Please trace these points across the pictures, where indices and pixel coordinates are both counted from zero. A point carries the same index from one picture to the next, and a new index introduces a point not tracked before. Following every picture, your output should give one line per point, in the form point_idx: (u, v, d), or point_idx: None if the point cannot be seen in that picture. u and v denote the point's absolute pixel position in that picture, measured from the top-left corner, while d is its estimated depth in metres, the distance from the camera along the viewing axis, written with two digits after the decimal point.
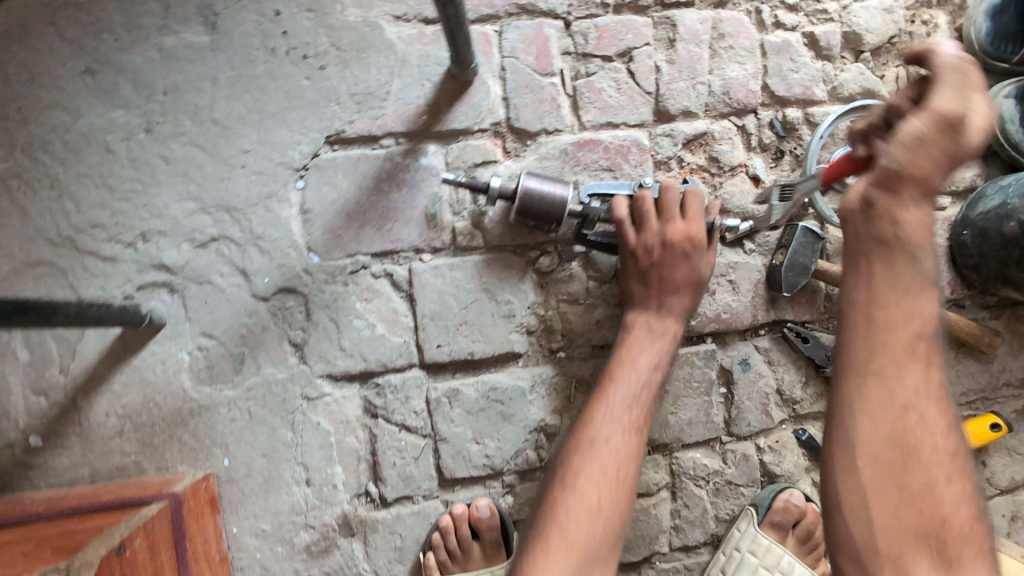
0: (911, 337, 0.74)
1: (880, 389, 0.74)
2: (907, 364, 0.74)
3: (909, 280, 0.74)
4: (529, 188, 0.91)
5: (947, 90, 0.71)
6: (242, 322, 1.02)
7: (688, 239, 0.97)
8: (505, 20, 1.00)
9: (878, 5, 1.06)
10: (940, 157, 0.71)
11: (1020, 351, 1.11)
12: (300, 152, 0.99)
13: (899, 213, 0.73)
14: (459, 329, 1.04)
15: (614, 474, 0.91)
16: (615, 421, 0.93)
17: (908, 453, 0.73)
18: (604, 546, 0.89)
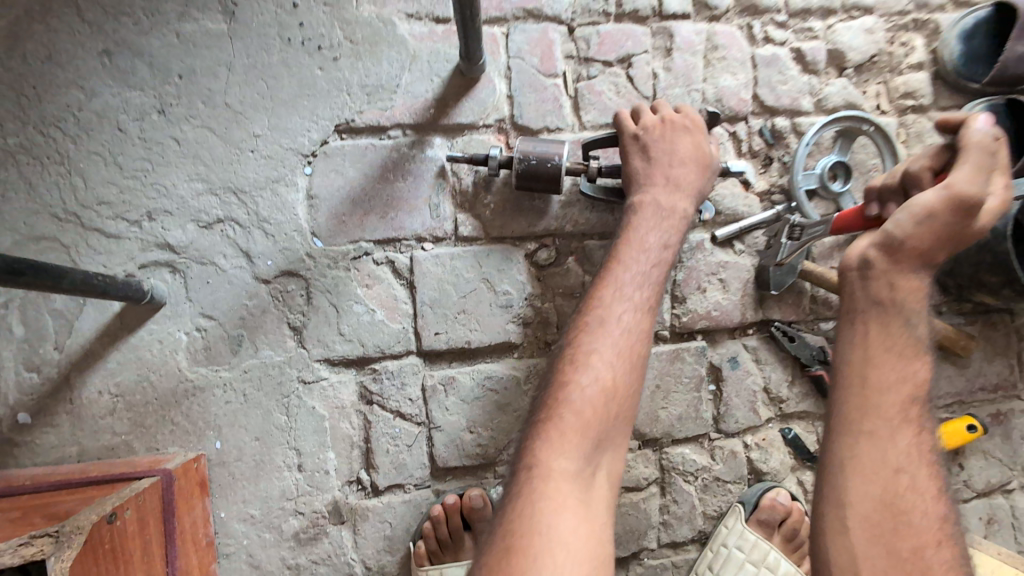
0: (903, 399, 0.76)
1: (872, 449, 0.74)
2: (899, 426, 0.75)
3: (903, 344, 0.77)
4: (526, 152, 0.96)
5: (967, 169, 0.75)
6: (242, 304, 1.03)
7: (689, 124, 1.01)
8: (513, 23, 1.06)
9: (859, 26, 1.14)
10: (944, 235, 0.76)
11: (994, 356, 1.15)
12: (310, 138, 1.02)
13: (896, 277, 0.78)
14: (457, 317, 1.06)
15: (624, 359, 0.87)
16: (622, 315, 0.89)
17: (898, 516, 0.72)
18: (616, 431, 0.85)
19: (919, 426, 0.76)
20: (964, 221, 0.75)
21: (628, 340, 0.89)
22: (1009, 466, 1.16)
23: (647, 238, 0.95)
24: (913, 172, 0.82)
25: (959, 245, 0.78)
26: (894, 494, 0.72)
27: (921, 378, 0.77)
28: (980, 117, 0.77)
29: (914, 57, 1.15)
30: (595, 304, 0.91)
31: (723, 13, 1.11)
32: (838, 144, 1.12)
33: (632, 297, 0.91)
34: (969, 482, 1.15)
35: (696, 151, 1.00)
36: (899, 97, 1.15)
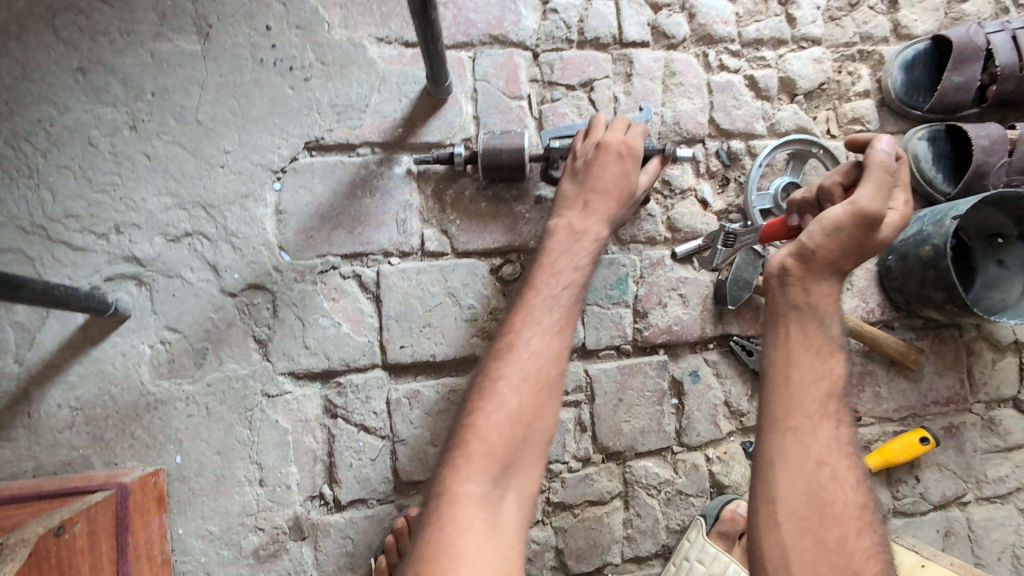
0: (823, 395, 0.80)
1: (796, 445, 0.79)
2: (819, 421, 0.79)
3: (820, 343, 0.82)
4: (487, 145, 1.00)
5: (871, 187, 0.81)
6: (207, 316, 1.03)
7: (627, 146, 0.99)
8: (479, 48, 1.10)
9: (809, 56, 1.21)
10: (850, 248, 0.81)
11: (946, 370, 1.19)
12: (279, 155, 1.04)
13: (810, 283, 0.83)
14: (422, 331, 1.07)
15: (539, 376, 0.86)
16: (538, 320, 0.90)
17: (822, 507, 0.76)
18: (529, 455, 0.83)
19: (840, 418, 0.80)
20: (869, 234, 0.80)
21: (547, 355, 0.88)
22: (962, 478, 1.19)
23: (559, 261, 0.96)
24: (826, 187, 0.87)
25: (865, 258, 0.83)
26: (817, 486, 0.77)
27: (838, 373, 0.82)
28: (883, 138, 0.84)
29: (861, 86, 1.22)
30: (512, 320, 0.91)
31: (681, 42, 1.17)
32: (791, 166, 1.18)
33: (547, 315, 0.91)
34: (925, 495, 1.18)
35: (619, 177, 0.98)
36: (848, 123, 1.21)
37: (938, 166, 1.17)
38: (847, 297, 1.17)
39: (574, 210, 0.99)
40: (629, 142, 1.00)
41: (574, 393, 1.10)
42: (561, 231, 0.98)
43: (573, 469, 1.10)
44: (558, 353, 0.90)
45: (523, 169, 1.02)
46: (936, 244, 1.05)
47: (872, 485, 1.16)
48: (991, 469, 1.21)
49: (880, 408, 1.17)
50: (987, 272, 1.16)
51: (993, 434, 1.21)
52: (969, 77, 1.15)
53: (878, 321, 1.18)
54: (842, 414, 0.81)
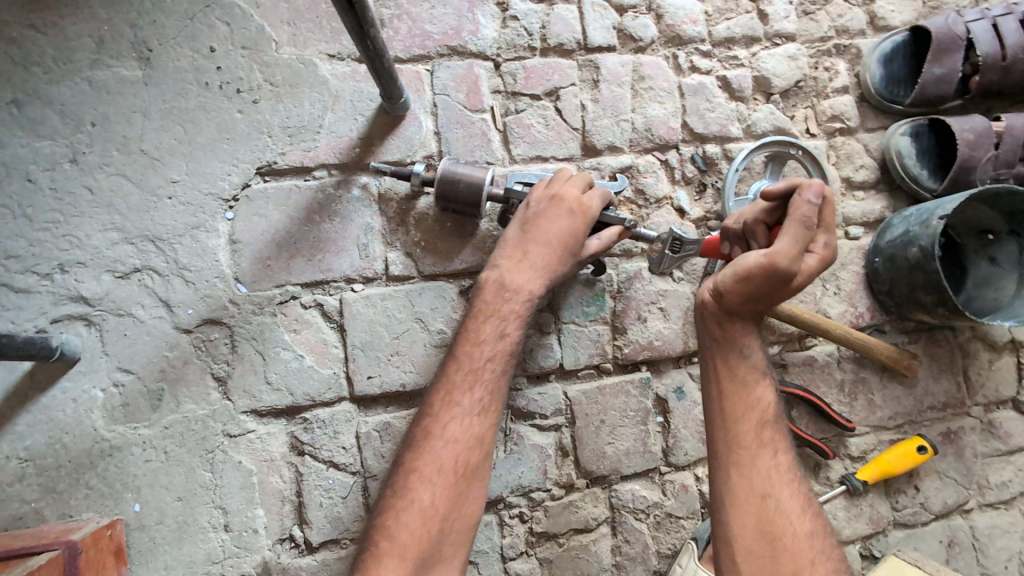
0: (758, 429, 0.89)
1: (741, 478, 0.87)
2: (757, 452, 0.88)
3: (747, 375, 0.91)
4: (446, 171, 0.96)
5: (789, 239, 0.82)
6: (163, 355, 0.98)
7: (581, 202, 0.96)
8: (436, 61, 1.05)
9: (783, 53, 1.16)
10: (762, 294, 0.86)
11: (942, 374, 1.15)
12: (230, 182, 0.99)
13: (725, 319, 0.92)
14: (390, 359, 1.02)
15: (455, 466, 0.86)
16: (456, 408, 0.88)
17: (775, 540, 0.84)
18: (448, 546, 0.84)
19: (776, 447, 0.89)
20: (777, 286, 0.84)
21: (467, 441, 0.88)
22: (964, 485, 1.15)
23: (486, 329, 0.92)
24: (750, 225, 0.89)
25: (778, 301, 0.88)
26: (766, 521, 0.85)
27: (769, 401, 0.91)
28: (814, 184, 0.82)
29: (839, 81, 1.17)
30: (430, 404, 0.89)
31: (649, 44, 1.12)
32: (769, 166, 1.13)
33: (467, 395, 0.89)
34: (926, 505, 1.13)
35: (563, 232, 0.94)
36: (827, 121, 1.17)
37: (923, 163, 1.13)
38: (835, 302, 1.13)
39: (511, 258, 0.95)
40: (587, 201, 0.96)
41: (554, 417, 1.05)
42: (489, 287, 0.94)
43: (556, 497, 1.05)
44: (480, 435, 0.89)
45: (478, 207, 0.96)
46: (924, 245, 1.01)
47: (870, 497, 1.11)
48: (993, 474, 1.16)
49: (874, 417, 1.13)
50: (979, 270, 1.13)
51: (994, 437, 1.16)
52: (949, 68, 1.11)
53: (867, 326, 1.14)
54: (778, 442, 0.90)
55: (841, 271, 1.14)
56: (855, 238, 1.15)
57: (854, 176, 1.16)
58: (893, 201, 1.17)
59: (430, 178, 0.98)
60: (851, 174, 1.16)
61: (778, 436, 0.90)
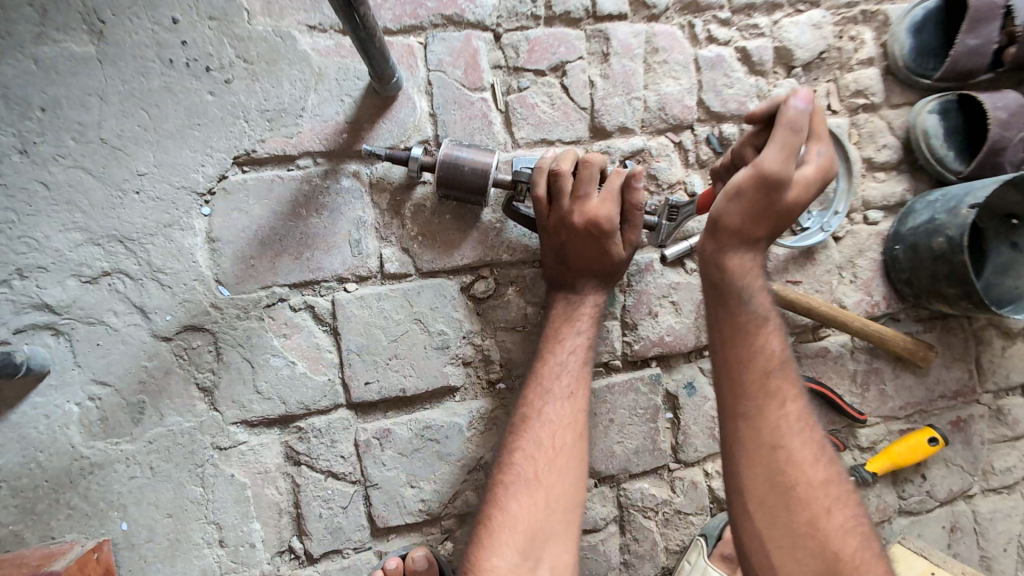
0: (768, 377, 0.87)
1: (749, 428, 0.85)
2: (764, 401, 0.86)
3: (748, 324, 0.88)
4: (448, 153, 0.86)
5: (776, 149, 0.81)
6: (141, 366, 0.90)
7: (597, 220, 0.87)
8: (430, 32, 0.94)
9: (807, 21, 1.07)
10: (761, 213, 0.85)
11: (954, 362, 1.13)
12: (204, 174, 0.89)
13: (723, 259, 0.89)
14: (389, 364, 0.96)
15: (552, 444, 0.86)
16: (548, 391, 0.89)
17: (789, 489, 0.82)
18: (558, 523, 0.83)
19: (785, 396, 0.86)
20: (773, 195, 0.83)
21: (567, 423, 0.88)
22: (970, 472, 1.15)
23: (564, 327, 0.92)
24: (739, 149, 0.89)
25: (776, 220, 0.86)
26: (776, 471, 0.83)
27: (776, 349, 0.88)
28: (802, 92, 0.81)
29: (864, 53, 1.09)
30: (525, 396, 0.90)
31: (663, 11, 1.02)
32: None
33: (555, 381, 0.89)
34: (932, 493, 1.13)
35: (596, 260, 0.91)
36: (850, 96, 1.09)
37: (950, 143, 1.06)
38: (850, 291, 1.10)
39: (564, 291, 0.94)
40: (603, 213, 0.88)
41: None
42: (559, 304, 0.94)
43: None
44: (579, 425, 0.89)
45: (485, 194, 0.86)
46: (951, 236, 0.96)
47: (878, 488, 1.10)
48: (998, 460, 1.16)
49: (885, 407, 1.11)
50: (1000, 255, 1.09)
51: (1001, 423, 1.16)
52: (985, 39, 1.02)
53: (883, 314, 1.11)
54: (788, 391, 0.87)
55: (858, 258, 1.10)
56: (873, 223, 1.11)
57: (875, 157, 1.10)
58: (914, 183, 1.11)
59: (429, 163, 0.88)
60: (873, 155, 1.10)
61: (788, 383, 0.87)
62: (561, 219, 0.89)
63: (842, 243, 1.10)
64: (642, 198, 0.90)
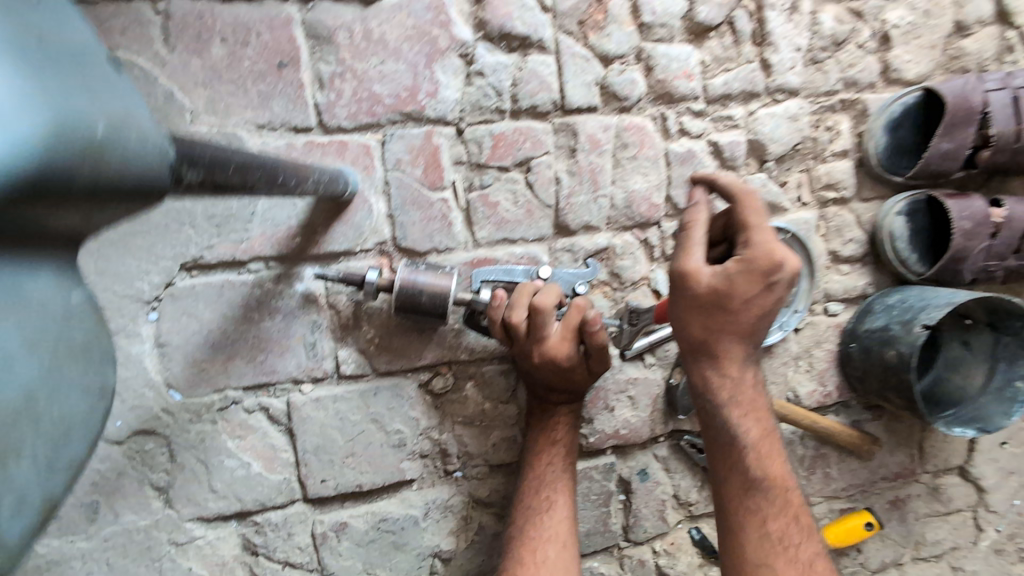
0: (753, 494, 0.84)
1: (734, 544, 0.84)
2: (745, 517, 0.84)
3: (722, 437, 0.86)
4: (404, 281, 0.83)
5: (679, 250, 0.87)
6: (92, 468, 0.89)
7: (555, 360, 0.87)
8: (388, 129, 0.90)
9: (783, 113, 1.04)
10: (690, 307, 0.84)
11: (896, 447, 1.18)
12: (149, 282, 0.86)
13: (695, 374, 0.88)
14: (345, 462, 0.97)
15: (539, 564, 0.89)
16: (534, 508, 0.93)
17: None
18: None
19: (767, 512, 0.83)
20: (687, 287, 0.84)
21: (555, 537, 0.92)
22: (901, 543, 1.23)
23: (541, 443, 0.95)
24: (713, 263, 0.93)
25: (711, 311, 0.83)
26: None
27: (759, 464, 0.85)
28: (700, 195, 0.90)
29: (839, 144, 1.07)
30: (514, 517, 0.94)
31: (635, 103, 0.98)
32: None
33: (537, 498, 0.93)
34: (865, 563, 1.21)
35: (562, 383, 0.92)
36: (821, 189, 1.08)
37: (915, 245, 1.07)
38: (805, 380, 1.12)
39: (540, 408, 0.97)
40: (561, 353, 0.87)
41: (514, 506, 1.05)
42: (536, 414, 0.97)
43: None
44: (564, 539, 0.92)
45: (443, 316, 0.85)
46: (902, 351, 0.98)
47: None
48: (930, 532, 1.24)
49: (828, 488, 1.17)
50: (950, 351, 1.12)
51: (936, 499, 1.23)
52: (958, 144, 1.01)
53: (834, 402, 1.15)
54: (774, 509, 0.83)
55: (815, 349, 1.12)
56: (833, 315, 1.12)
57: (841, 250, 1.10)
58: (875, 277, 1.12)
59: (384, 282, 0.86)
60: (839, 248, 1.10)
61: (774, 498, 0.84)
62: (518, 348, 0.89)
63: (801, 334, 1.11)
64: (604, 339, 0.88)
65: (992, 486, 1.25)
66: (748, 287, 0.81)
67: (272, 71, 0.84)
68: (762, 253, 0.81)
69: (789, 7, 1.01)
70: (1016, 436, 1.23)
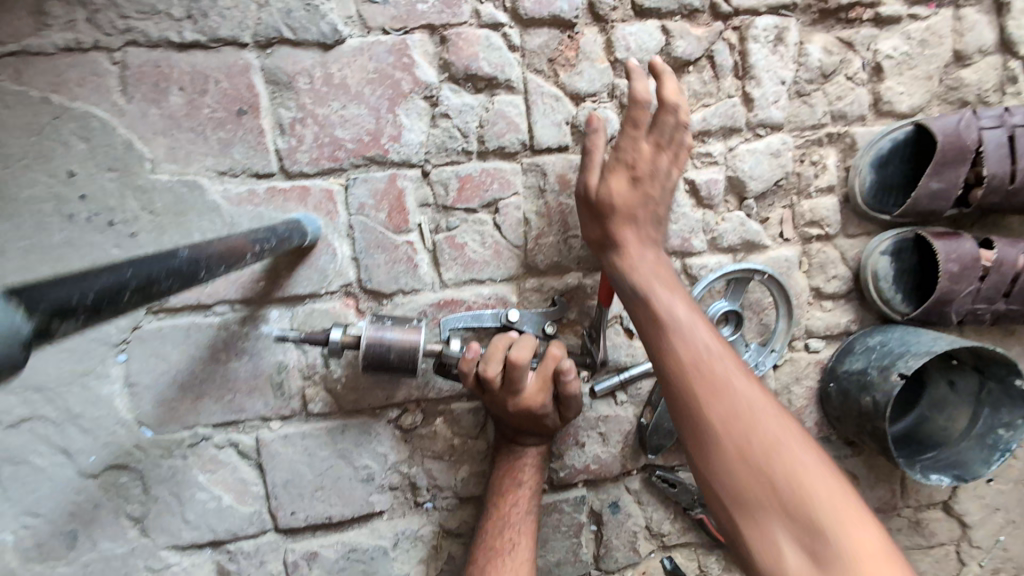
0: (695, 356, 0.76)
1: (679, 400, 0.75)
2: (677, 366, 0.76)
3: (638, 297, 0.81)
4: (371, 338, 0.83)
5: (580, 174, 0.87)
6: (70, 500, 0.92)
7: (530, 410, 0.85)
8: (350, 173, 0.89)
9: (765, 148, 1.00)
10: (589, 215, 0.87)
11: (877, 482, 1.17)
12: (117, 325, 0.88)
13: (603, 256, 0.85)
14: (314, 495, 0.99)
15: None
16: (494, 549, 0.92)
17: (766, 483, 0.68)
18: None
19: (696, 352, 0.76)
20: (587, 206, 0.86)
21: None
22: None
23: (505, 482, 0.95)
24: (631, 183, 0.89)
25: (604, 215, 0.84)
26: (745, 467, 0.69)
27: (675, 309, 0.79)
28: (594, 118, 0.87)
29: (824, 179, 1.03)
30: (474, 558, 0.92)
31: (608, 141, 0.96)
32: (729, 290, 1.02)
33: (500, 539, 0.93)
34: None
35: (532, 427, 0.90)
36: (804, 225, 1.05)
37: (899, 284, 1.03)
38: None
39: (506, 449, 0.97)
40: (535, 402, 0.84)
41: None
42: (502, 454, 0.97)
43: None
44: None
45: (414, 372, 0.84)
46: (877, 399, 0.96)
47: None
48: (911, 565, 1.23)
49: None
50: (935, 391, 1.10)
51: (917, 533, 1.22)
52: (949, 183, 0.97)
53: (813, 438, 1.14)
54: (695, 346, 0.76)
55: (795, 385, 1.10)
56: (814, 352, 1.10)
57: (824, 287, 1.07)
58: (859, 314, 1.09)
59: (348, 339, 0.84)
60: (822, 285, 1.07)
61: (694, 335, 0.77)
62: (486, 392, 0.85)
63: (779, 371, 1.09)
64: (577, 387, 0.86)
65: (976, 521, 1.23)
66: (630, 185, 0.83)
67: (232, 118, 0.84)
68: (646, 145, 0.83)
69: (773, 38, 0.97)
70: (1003, 473, 1.21)
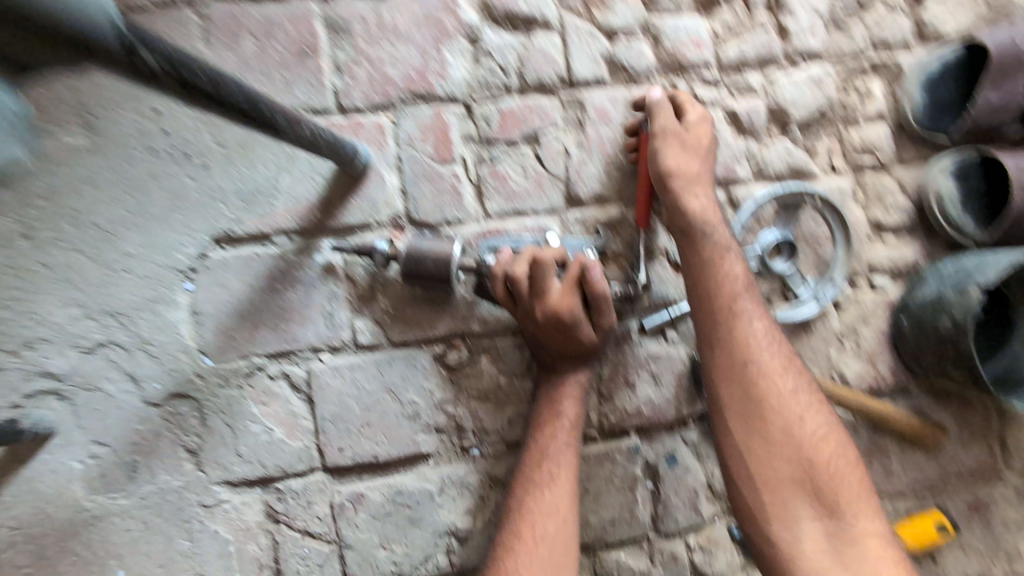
0: (744, 323, 0.87)
1: (729, 363, 0.85)
2: (730, 331, 0.86)
3: (704, 259, 0.89)
4: (411, 247, 0.89)
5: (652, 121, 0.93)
6: (133, 429, 0.95)
7: (558, 315, 0.88)
8: (400, 108, 0.95)
9: (805, 77, 1.00)
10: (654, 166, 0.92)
11: (970, 441, 1.06)
12: (186, 253, 0.94)
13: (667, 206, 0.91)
14: (361, 431, 0.99)
15: (533, 532, 0.87)
16: (534, 479, 0.90)
17: (774, 432, 0.83)
18: (562, 557, 0.86)
19: (745, 319, 0.87)
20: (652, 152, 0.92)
21: (555, 511, 0.89)
22: (992, 556, 1.07)
23: (544, 414, 0.93)
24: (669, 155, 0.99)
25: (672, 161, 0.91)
26: (763, 417, 0.83)
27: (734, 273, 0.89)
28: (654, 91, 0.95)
29: (871, 107, 1.02)
30: (514, 484, 0.91)
31: (644, 74, 0.99)
32: (779, 218, 1.00)
33: (538, 471, 0.90)
34: None
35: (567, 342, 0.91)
36: (856, 154, 1.02)
37: (967, 208, 0.99)
38: (853, 360, 1.03)
39: (546, 376, 0.96)
40: (563, 305, 0.88)
41: None
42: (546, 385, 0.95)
43: None
44: (565, 515, 0.89)
45: (448, 280, 0.88)
46: (957, 316, 0.90)
47: None
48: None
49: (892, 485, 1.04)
50: None
51: None
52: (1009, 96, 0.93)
53: (890, 387, 1.04)
54: (744, 313, 0.87)
55: (863, 326, 1.03)
56: (881, 290, 1.03)
57: (884, 219, 1.02)
58: (926, 247, 1.03)
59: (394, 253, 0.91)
60: (882, 217, 1.02)
61: (747, 305, 0.88)
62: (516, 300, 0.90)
63: (843, 311, 1.03)
64: (604, 288, 0.88)
65: None
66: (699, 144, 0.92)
67: (295, 59, 0.93)
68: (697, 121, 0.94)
69: None
70: None
